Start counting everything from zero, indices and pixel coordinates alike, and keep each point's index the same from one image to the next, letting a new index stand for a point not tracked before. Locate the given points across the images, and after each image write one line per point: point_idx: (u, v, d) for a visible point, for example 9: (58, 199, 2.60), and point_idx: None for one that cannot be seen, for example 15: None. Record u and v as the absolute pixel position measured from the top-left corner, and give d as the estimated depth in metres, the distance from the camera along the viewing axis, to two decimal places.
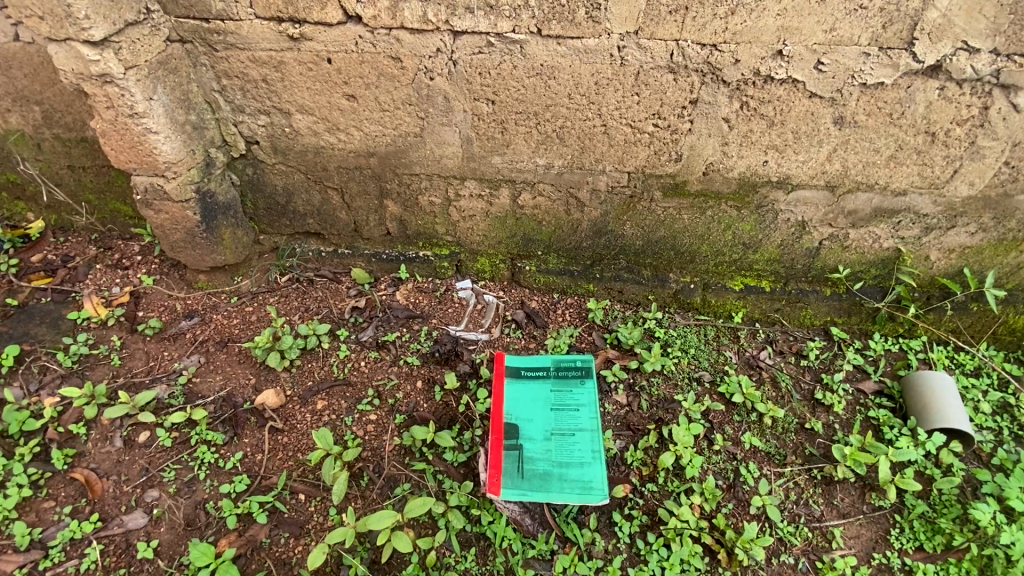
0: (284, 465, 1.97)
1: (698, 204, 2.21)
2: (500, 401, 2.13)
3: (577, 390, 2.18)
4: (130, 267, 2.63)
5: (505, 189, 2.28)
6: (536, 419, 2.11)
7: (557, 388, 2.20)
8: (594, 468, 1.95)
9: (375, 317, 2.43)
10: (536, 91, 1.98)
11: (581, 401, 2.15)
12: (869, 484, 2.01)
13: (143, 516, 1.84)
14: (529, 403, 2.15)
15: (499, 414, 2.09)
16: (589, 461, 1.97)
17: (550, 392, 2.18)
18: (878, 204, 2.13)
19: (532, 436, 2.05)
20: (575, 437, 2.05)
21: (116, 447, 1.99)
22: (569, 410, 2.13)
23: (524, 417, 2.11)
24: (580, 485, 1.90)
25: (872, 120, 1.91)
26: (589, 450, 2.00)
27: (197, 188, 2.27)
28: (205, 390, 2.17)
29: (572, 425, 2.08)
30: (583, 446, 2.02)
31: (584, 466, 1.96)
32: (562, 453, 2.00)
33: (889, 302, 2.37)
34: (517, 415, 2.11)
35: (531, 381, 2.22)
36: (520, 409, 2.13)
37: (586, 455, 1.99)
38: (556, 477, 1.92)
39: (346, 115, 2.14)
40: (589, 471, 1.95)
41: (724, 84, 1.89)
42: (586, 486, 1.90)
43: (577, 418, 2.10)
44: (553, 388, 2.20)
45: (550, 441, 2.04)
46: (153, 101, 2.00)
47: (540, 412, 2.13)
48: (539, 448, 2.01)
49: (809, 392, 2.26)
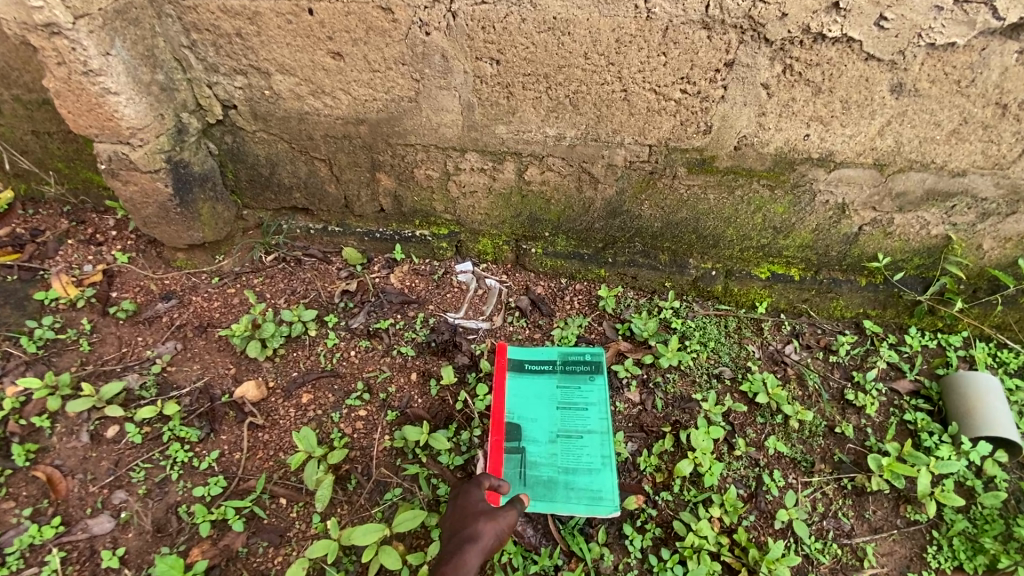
0: (264, 466, 1.79)
1: (726, 182, 1.96)
2: (500, 398, 1.95)
3: (585, 387, 2.00)
4: (104, 243, 2.43)
5: (509, 162, 2.04)
6: (541, 419, 1.94)
7: (563, 384, 2.02)
8: (603, 476, 1.78)
9: (367, 302, 2.24)
10: (548, 49, 1.72)
11: (590, 398, 1.97)
12: (905, 497, 1.83)
13: (110, 520, 1.68)
14: (533, 400, 1.97)
15: (500, 413, 1.92)
16: (599, 467, 1.80)
17: (557, 388, 2.00)
18: (931, 185, 1.88)
19: (535, 439, 1.89)
20: (584, 439, 1.87)
21: (82, 443, 1.83)
22: (577, 409, 1.95)
23: (527, 416, 1.93)
24: (586, 495, 1.74)
25: (936, 87, 1.65)
26: (599, 455, 1.83)
27: (168, 157, 2.04)
28: (181, 380, 1.99)
29: (580, 426, 1.91)
30: (592, 451, 1.84)
31: (592, 473, 1.79)
32: (568, 457, 1.83)
33: (931, 294, 2.16)
34: (521, 413, 1.94)
35: (535, 375, 2.04)
36: (524, 407, 1.95)
37: (594, 462, 1.81)
38: (560, 486, 1.77)
39: (331, 76, 1.90)
40: (597, 478, 1.78)
41: (765, 43, 1.62)
42: (594, 495, 1.73)
43: (585, 418, 1.92)
44: (558, 384, 2.02)
45: (554, 444, 1.87)
46: (110, 56, 1.76)
47: (544, 413, 1.95)
48: (543, 454, 1.85)
49: (838, 392, 2.08)
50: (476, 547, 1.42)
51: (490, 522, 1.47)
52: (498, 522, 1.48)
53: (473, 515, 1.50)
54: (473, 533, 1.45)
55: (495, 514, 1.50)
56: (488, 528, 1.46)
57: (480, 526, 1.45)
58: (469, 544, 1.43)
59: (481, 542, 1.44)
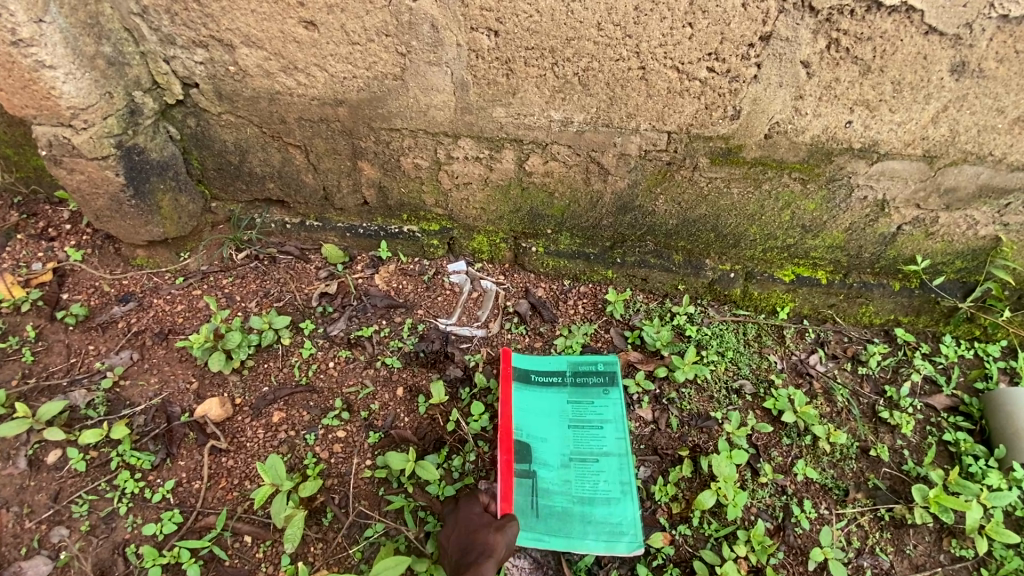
0: (227, 498, 1.58)
1: (753, 175, 1.74)
2: (505, 414, 1.74)
3: (599, 403, 1.79)
4: (56, 239, 2.17)
5: (508, 150, 1.81)
6: (551, 438, 1.73)
7: (575, 400, 1.80)
8: (623, 507, 1.58)
9: (348, 306, 2.00)
10: (555, 18, 1.48)
11: (605, 416, 1.76)
12: (950, 530, 1.64)
13: (47, 562, 1.46)
14: (542, 417, 1.76)
15: (505, 432, 1.70)
16: (618, 497, 1.60)
17: (568, 404, 1.79)
18: (985, 180, 1.67)
19: (547, 463, 1.68)
20: (599, 464, 1.67)
21: (19, 470, 1.60)
22: (591, 428, 1.74)
23: (537, 434, 1.72)
24: (606, 530, 1.55)
25: (1003, 68, 1.43)
26: (617, 482, 1.63)
27: (119, 142, 1.79)
28: (135, 396, 1.76)
29: (595, 447, 1.70)
30: (609, 477, 1.64)
31: (610, 503, 1.59)
32: (583, 485, 1.63)
33: (972, 300, 1.95)
34: (529, 432, 1.73)
35: (543, 388, 1.82)
36: (532, 425, 1.74)
37: (613, 489, 1.62)
38: (578, 518, 1.57)
39: (305, 49, 1.65)
40: (617, 508, 1.58)
41: (810, 12, 1.39)
42: (615, 530, 1.54)
43: (600, 438, 1.72)
44: (569, 399, 1.80)
45: (568, 469, 1.67)
46: (43, 24, 1.50)
47: (554, 433, 1.73)
48: (556, 480, 1.65)
49: (871, 409, 1.88)
50: (492, 560, 1.34)
51: (499, 532, 1.40)
52: (506, 531, 1.41)
53: (481, 527, 1.41)
54: (486, 546, 1.36)
55: (501, 524, 1.43)
56: (500, 539, 1.39)
57: (491, 539, 1.37)
58: (484, 558, 1.34)
59: (495, 554, 1.36)
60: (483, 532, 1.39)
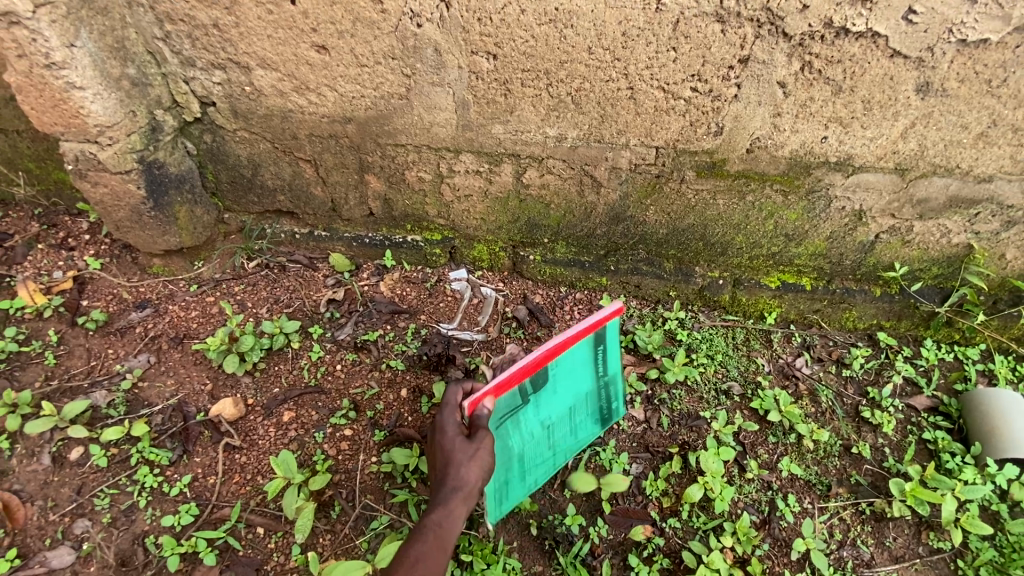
0: (240, 492, 1.67)
1: (737, 187, 1.85)
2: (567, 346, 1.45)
3: (591, 418, 1.67)
4: (76, 248, 2.27)
5: (507, 164, 1.92)
6: (559, 397, 1.55)
7: (589, 397, 1.64)
8: (518, 492, 1.53)
9: (354, 312, 2.10)
10: (549, 43, 1.60)
11: (582, 429, 1.66)
12: (927, 523, 1.72)
13: (70, 552, 1.55)
14: (570, 379, 1.55)
15: (553, 358, 1.43)
16: (525, 482, 1.54)
17: (585, 394, 1.62)
18: (955, 191, 1.77)
19: (539, 408, 1.51)
20: (546, 452, 1.58)
21: (43, 466, 1.69)
22: (571, 426, 1.62)
23: (555, 385, 1.51)
24: (499, 494, 1.47)
25: (965, 87, 1.54)
26: (536, 475, 1.57)
27: (141, 157, 1.91)
28: (153, 397, 1.86)
29: (558, 440, 1.60)
30: (538, 467, 1.57)
31: (518, 481, 1.52)
32: (527, 449, 1.52)
33: (949, 305, 2.05)
34: (557, 377, 1.50)
35: (593, 364, 1.59)
36: (562, 377, 1.52)
37: (529, 477, 1.55)
38: (501, 466, 1.46)
39: (316, 71, 1.77)
40: (516, 488, 1.52)
41: (784, 37, 1.51)
42: (501, 500, 1.48)
43: (564, 439, 1.62)
44: (592, 391, 1.64)
45: (539, 428, 1.54)
46: (75, 48, 1.62)
47: (567, 393, 1.57)
48: (526, 424, 1.50)
49: (854, 409, 1.97)
50: (464, 496, 1.27)
51: (470, 465, 1.30)
52: (478, 460, 1.31)
53: (453, 459, 1.31)
54: (458, 480, 1.28)
55: (474, 452, 1.32)
56: (473, 470, 1.30)
57: (461, 475, 1.29)
58: (453, 496, 1.26)
59: (465, 489, 1.28)
60: (454, 466, 1.30)
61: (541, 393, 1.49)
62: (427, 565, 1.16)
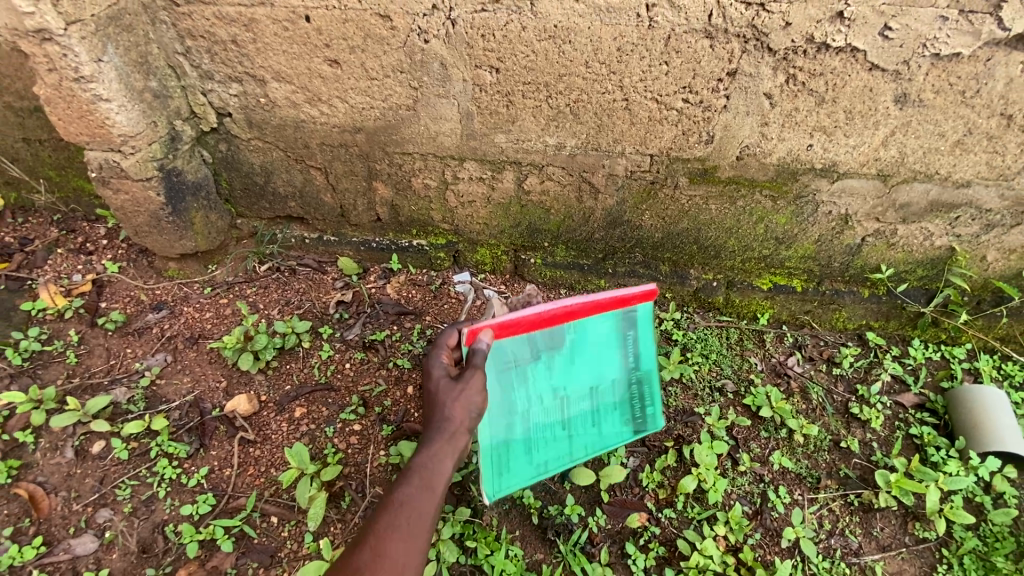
0: (255, 483, 1.75)
1: (728, 193, 1.94)
2: (592, 317, 1.52)
3: (614, 413, 1.68)
4: (95, 253, 2.36)
5: (508, 171, 2.01)
6: (579, 373, 1.60)
7: (615, 386, 1.67)
8: (522, 468, 1.55)
9: (362, 313, 2.19)
10: (549, 58, 1.70)
11: (605, 423, 1.67)
12: (913, 514, 1.79)
13: (94, 540, 1.63)
14: (594, 357, 1.60)
15: (576, 324, 1.51)
16: (532, 460, 1.57)
17: (610, 381, 1.66)
18: (935, 196, 1.86)
19: (556, 377, 1.58)
20: (559, 433, 1.61)
21: (67, 459, 1.77)
22: (590, 412, 1.65)
23: (576, 358, 1.58)
24: (499, 462, 1.50)
25: (940, 98, 1.64)
26: (543, 457, 1.59)
27: (161, 165, 2.00)
28: (170, 394, 1.94)
29: (574, 423, 1.63)
30: (547, 448, 1.59)
31: (524, 455, 1.55)
32: (538, 418, 1.57)
33: (934, 306, 2.14)
34: (578, 349, 1.56)
35: (621, 350, 1.63)
36: (585, 351, 1.58)
37: (537, 456, 1.58)
38: (507, 429, 1.52)
39: (328, 83, 1.87)
40: (520, 464, 1.55)
41: (769, 52, 1.61)
42: (502, 470, 1.51)
43: (582, 425, 1.64)
44: (619, 381, 1.67)
45: (552, 399, 1.59)
46: (102, 63, 1.73)
47: (590, 373, 1.62)
48: (539, 390, 1.56)
49: (843, 406, 2.04)
50: (451, 435, 1.31)
51: (455, 404, 1.33)
52: (463, 400, 1.34)
53: (439, 401, 1.35)
54: (444, 421, 1.32)
55: (459, 392, 1.34)
56: (458, 410, 1.33)
57: (447, 416, 1.32)
58: (441, 437, 1.30)
59: (452, 428, 1.31)
60: (441, 408, 1.34)
61: (559, 361, 1.56)
62: (416, 505, 1.21)
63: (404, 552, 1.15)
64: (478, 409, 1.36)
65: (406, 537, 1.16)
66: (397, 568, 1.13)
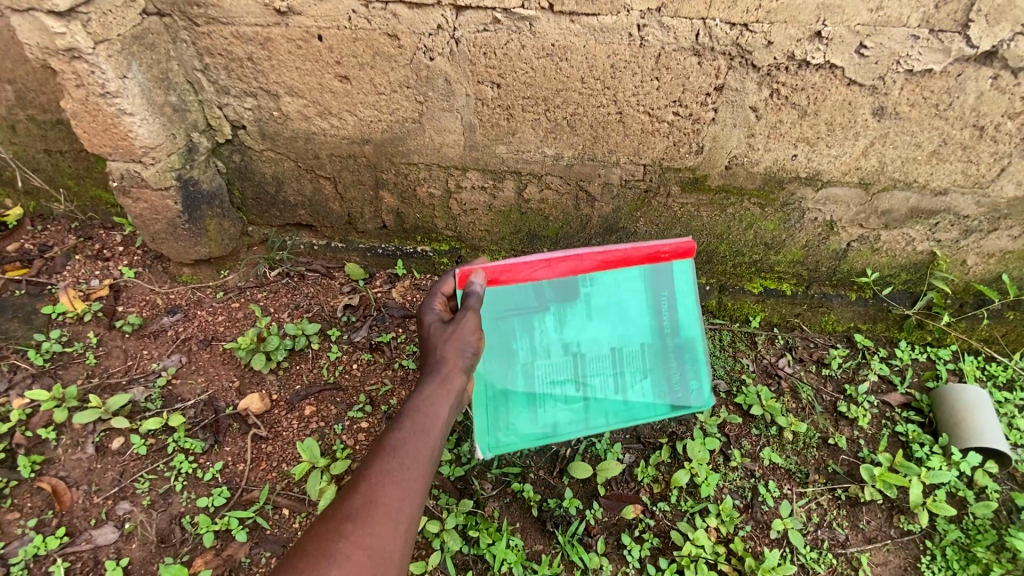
0: (267, 477, 1.83)
1: (719, 201, 2.04)
2: (603, 270, 1.57)
3: (640, 380, 1.64)
4: (112, 259, 2.46)
5: (509, 181, 2.11)
6: (595, 332, 1.61)
7: (639, 350, 1.65)
8: (525, 424, 1.56)
9: (369, 316, 2.28)
10: (547, 74, 1.81)
11: (630, 390, 1.63)
12: (898, 507, 1.87)
13: (114, 530, 1.71)
14: (611, 315, 1.62)
15: (585, 275, 1.56)
16: (538, 417, 1.57)
17: (633, 345, 1.64)
18: (915, 203, 1.96)
19: (569, 333, 1.60)
20: (573, 394, 1.59)
21: (87, 454, 1.85)
22: (611, 375, 1.63)
23: (590, 314, 1.60)
24: (495, 416, 1.54)
25: (915, 111, 1.74)
26: (552, 416, 1.58)
27: (179, 175, 2.11)
28: (185, 393, 2.03)
29: (591, 384, 1.61)
30: (558, 407, 1.58)
31: (530, 411, 1.56)
32: (547, 374, 1.58)
33: (919, 309, 2.22)
34: (591, 304, 1.60)
35: (641, 311, 1.64)
36: (599, 307, 1.60)
37: (543, 416, 1.57)
38: (505, 383, 1.55)
39: (338, 98, 1.97)
40: (522, 420, 1.56)
41: (753, 69, 1.71)
42: (499, 423, 1.54)
43: (601, 388, 1.61)
44: (643, 345, 1.65)
45: (563, 355, 1.60)
46: (127, 79, 1.84)
47: (607, 332, 1.62)
48: (548, 343, 1.59)
49: (832, 405, 2.12)
50: (447, 373, 1.31)
51: (450, 343, 1.36)
52: (458, 339, 1.36)
53: (434, 345, 1.37)
54: (440, 361, 1.33)
55: (452, 333, 1.38)
56: (451, 350, 1.35)
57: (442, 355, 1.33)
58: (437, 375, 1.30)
59: (448, 366, 1.32)
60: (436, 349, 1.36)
61: (572, 316, 1.59)
62: (412, 442, 1.17)
63: (399, 495, 1.09)
64: (471, 353, 1.37)
65: (401, 479, 1.10)
66: (395, 505, 1.07)
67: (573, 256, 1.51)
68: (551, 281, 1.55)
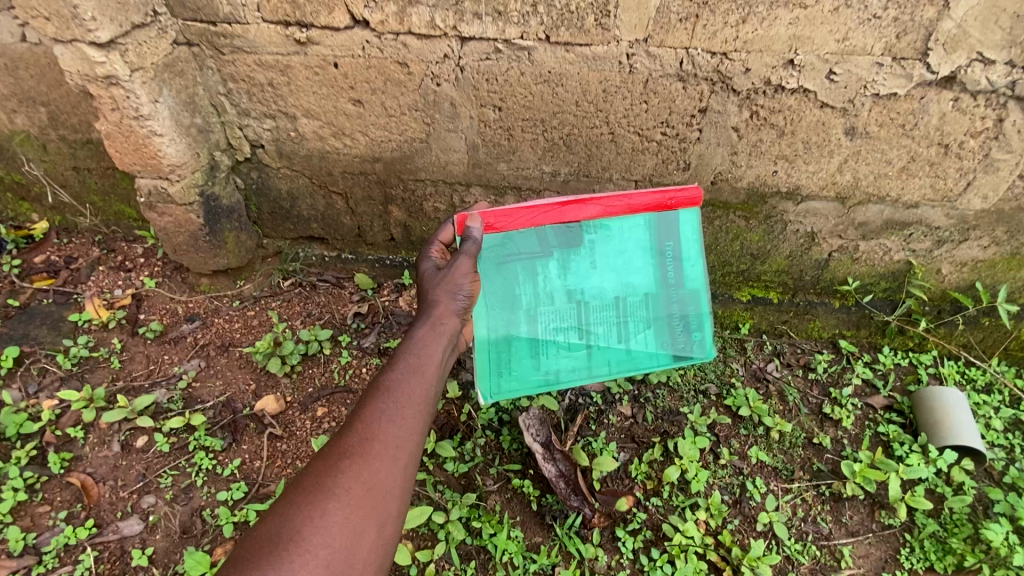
0: (283, 473, 1.95)
1: (706, 214, 2.18)
2: (606, 218, 1.69)
3: (639, 327, 1.80)
4: (134, 269, 2.60)
5: (510, 196, 2.26)
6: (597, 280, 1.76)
7: (642, 300, 1.80)
8: (529, 369, 1.71)
9: (377, 323, 2.41)
10: (545, 98, 1.96)
11: (631, 337, 1.80)
12: (879, 502, 1.97)
13: (139, 522, 1.82)
14: (614, 262, 1.75)
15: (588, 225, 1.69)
16: (541, 363, 1.73)
17: (636, 294, 1.79)
18: (889, 215, 2.10)
19: (572, 280, 1.74)
20: (575, 342, 1.75)
21: (114, 452, 1.97)
22: (613, 322, 1.78)
23: (594, 262, 1.74)
24: (500, 362, 1.68)
25: (884, 130, 1.88)
26: (554, 362, 1.74)
27: (201, 191, 2.26)
28: (205, 395, 2.15)
29: (594, 332, 1.77)
30: (560, 353, 1.74)
31: (534, 358, 1.72)
32: (552, 322, 1.74)
33: (899, 315, 2.34)
34: (595, 252, 1.73)
35: (644, 261, 1.77)
36: (604, 254, 1.73)
37: (546, 364, 1.73)
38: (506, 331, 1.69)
39: (352, 119, 2.13)
40: (527, 366, 1.71)
41: (733, 93, 1.86)
42: (505, 368, 1.69)
43: (603, 336, 1.77)
44: (645, 295, 1.80)
45: (567, 301, 1.75)
46: (158, 104, 2.00)
47: (610, 281, 1.77)
48: (552, 290, 1.73)
49: (817, 406, 2.23)
50: (440, 316, 1.45)
51: (444, 288, 1.49)
52: (451, 284, 1.50)
53: (429, 290, 1.51)
54: (434, 304, 1.47)
55: (446, 277, 1.52)
56: (444, 295, 1.48)
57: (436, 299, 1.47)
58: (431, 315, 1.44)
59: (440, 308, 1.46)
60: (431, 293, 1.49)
61: (575, 264, 1.72)
62: (409, 383, 1.27)
63: (398, 434, 1.18)
64: (462, 297, 1.51)
65: (399, 418, 1.19)
66: (393, 443, 1.16)
67: (578, 206, 1.64)
68: (555, 228, 1.67)
